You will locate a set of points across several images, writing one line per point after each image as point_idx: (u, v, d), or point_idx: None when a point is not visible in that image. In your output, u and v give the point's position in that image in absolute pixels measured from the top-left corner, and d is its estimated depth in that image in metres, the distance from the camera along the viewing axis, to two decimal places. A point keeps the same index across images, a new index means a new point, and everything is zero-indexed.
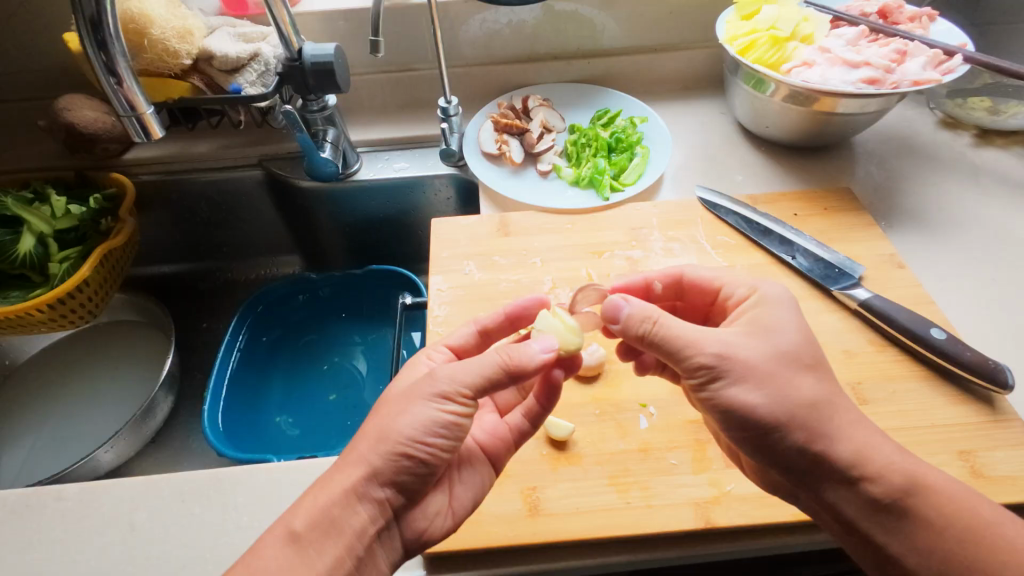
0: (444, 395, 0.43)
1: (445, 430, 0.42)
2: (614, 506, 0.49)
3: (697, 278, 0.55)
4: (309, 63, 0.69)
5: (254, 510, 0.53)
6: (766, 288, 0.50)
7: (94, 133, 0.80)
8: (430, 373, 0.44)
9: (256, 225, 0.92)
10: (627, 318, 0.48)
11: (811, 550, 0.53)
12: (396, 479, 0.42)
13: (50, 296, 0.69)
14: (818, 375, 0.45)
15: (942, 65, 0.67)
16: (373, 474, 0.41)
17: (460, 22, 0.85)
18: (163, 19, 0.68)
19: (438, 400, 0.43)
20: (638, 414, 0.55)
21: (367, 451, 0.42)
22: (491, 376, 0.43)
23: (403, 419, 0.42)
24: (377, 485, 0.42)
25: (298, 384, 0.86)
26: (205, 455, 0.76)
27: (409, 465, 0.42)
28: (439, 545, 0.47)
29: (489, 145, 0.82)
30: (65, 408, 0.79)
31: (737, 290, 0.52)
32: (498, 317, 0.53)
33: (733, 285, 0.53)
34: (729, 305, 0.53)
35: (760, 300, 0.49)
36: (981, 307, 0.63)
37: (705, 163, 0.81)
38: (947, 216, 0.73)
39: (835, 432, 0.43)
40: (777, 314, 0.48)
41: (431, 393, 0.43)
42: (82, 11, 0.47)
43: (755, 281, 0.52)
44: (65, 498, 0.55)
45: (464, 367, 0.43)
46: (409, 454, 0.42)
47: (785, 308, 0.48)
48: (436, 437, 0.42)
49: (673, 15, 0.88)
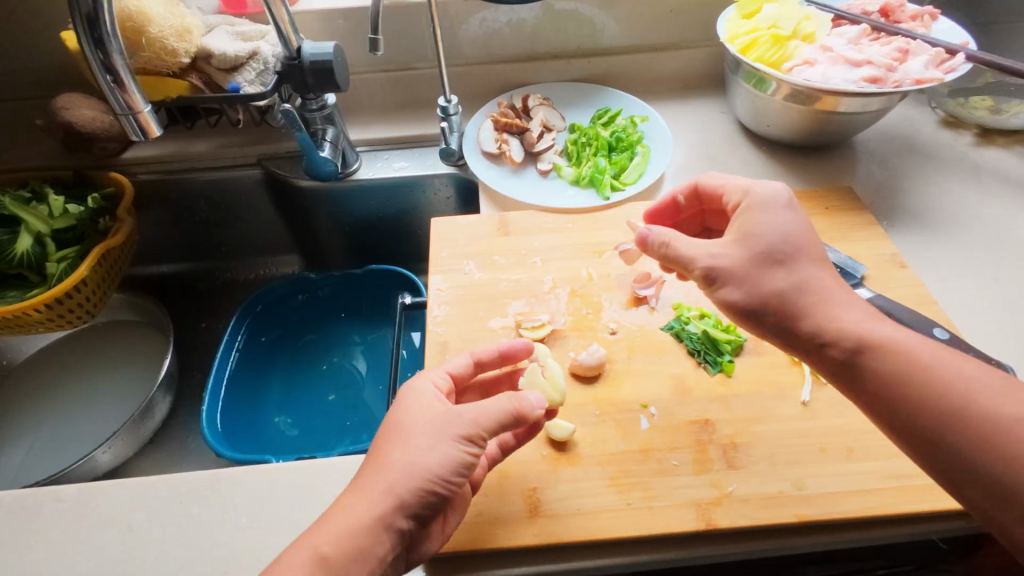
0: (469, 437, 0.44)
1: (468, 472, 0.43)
2: (615, 507, 0.49)
3: (706, 188, 0.59)
4: (308, 62, 0.69)
5: (253, 511, 0.53)
6: (760, 189, 0.53)
7: (92, 133, 0.80)
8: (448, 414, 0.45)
9: (255, 225, 0.92)
10: (645, 246, 0.54)
11: (813, 551, 0.53)
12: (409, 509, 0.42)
13: (48, 296, 0.69)
14: (807, 265, 0.49)
15: (944, 64, 0.67)
16: (387, 495, 0.41)
17: (460, 20, 0.85)
18: (161, 17, 0.68)
19: (463, 442, 0.44)
20: (639, 415, 0.54)
21: (390, 484, 0.41)
22: (503, 420, 0.45)
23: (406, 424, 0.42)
24: (397, 511, 0.41)
25: (297, 384, 0.85)
26: (204, 456, 0.76)
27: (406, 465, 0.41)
28: (439, 547, 0.47)
29: (488, 144, 0.82)
30: (63, 408, 0.78)
31: (733, 197, 0.56)
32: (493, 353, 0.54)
33: (732, 190, 0.56)
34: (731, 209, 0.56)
35: (751, 203, 0.53)
36: (984, 308, 0.63)
37: (705, 162, 0.81)
38: (949, 215, 0.72)
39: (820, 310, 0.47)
40: (770, 214, 0.51)
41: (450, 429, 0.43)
42: (79, 8, 0.47)
43: (749, 183, 0.55)
44: (63, 499, 0.54)
45: (482, 410, 0.45)
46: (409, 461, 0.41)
47: (778, 207, 0.52)
48: (453, 472, 0.43)
49: (673, 15, 0.88)
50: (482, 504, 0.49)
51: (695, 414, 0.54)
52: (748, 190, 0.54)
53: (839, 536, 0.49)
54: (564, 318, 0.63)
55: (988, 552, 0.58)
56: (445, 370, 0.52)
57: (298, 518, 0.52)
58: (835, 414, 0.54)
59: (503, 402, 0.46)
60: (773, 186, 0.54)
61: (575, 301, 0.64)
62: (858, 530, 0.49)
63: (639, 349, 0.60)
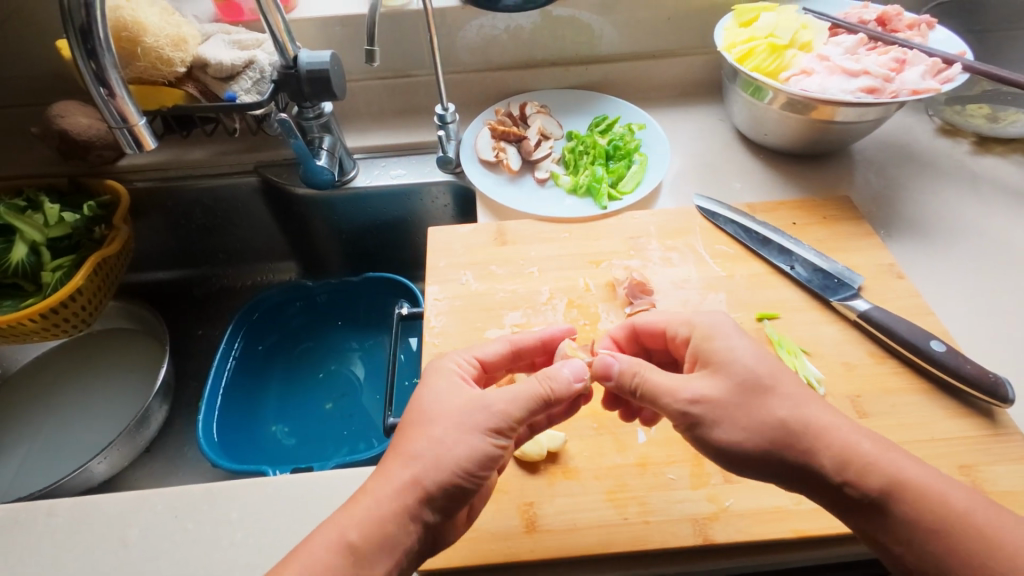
0: (496, 429, 0.45)
1: (494, 456, 0.44)
2: (612, 522, 0.49)
3: (646, 328, 0.55)
4: (305, 71, 0.68)
5: (249, 525, 0.52)
6: (703, 318, 0.51)
7: (88, 141, 0.79)
8: (479, 402, 0.46)
9: (251, 231, 0.92)
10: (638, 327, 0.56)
11: (813, 565, 0.53)
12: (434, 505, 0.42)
13: (43, 305, 0.69)
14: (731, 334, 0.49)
15: (941, 74, 0.67)
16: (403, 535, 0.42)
17: (458, 27, 0.85)
18: (157, 27, 0.68)
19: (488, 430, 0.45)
20: (636, 427, 0.54)
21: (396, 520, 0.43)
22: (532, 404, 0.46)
23: (458, 438, 0.44)
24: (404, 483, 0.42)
25: (294, 393, 0.85)
26: (200, 466, 0.76)
27: (425, 493, 0.42)
28: (435, 562, 0.47)
29: (486, 152, 0.81)
30: (57, 418, 0.78)
31: (679, 331, 0.52)
32: (523, 342, 0.55)
33: (674, 324, 0.53)
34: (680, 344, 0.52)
35: (702, 332, 0.50)
36: (982, 318, 0.63)
37: (703, 171, 0.81)
38: (947, 224, 0.72)
39: None
40: (730, 341, 0.48)
41: (491, 410, 0.45)
42: (72, 20, 0.46)
43: (688, 316, 0.52)
44: (55, 515, 0.54)
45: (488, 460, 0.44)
46: (459, 478, 0.43)
47: (731, 331, 0.49)
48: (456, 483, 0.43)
49: (671, 21, 0.88)
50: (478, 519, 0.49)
51: None
52: (692, 321, 0.52)
53: (836, 550, 0.49)
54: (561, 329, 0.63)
55: None
56: (470, 354, 0.52)
57: (294, 532, 0.52)
58: None
59: (533, 385, 0.47)
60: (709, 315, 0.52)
61: (572, 312, 0.64)
62: (856, 544, 0.49)
63: None
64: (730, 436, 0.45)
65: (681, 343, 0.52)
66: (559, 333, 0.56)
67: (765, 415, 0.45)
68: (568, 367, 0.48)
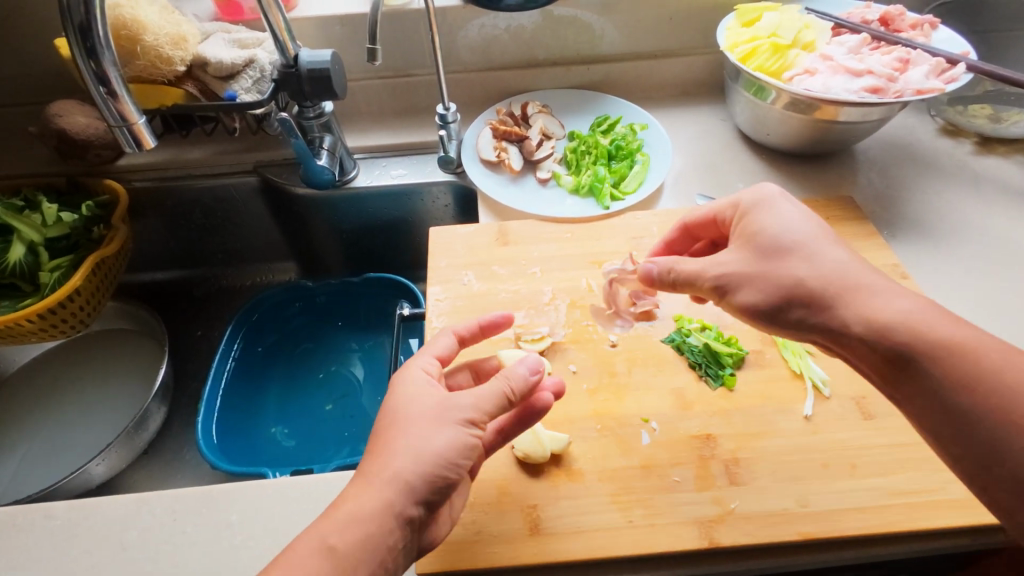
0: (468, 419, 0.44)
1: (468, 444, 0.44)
2: (616, 525, 0.48)
3: (694, 219, 0.59)
4: (305, 70, 0.68)
5: (248, 527, 0.52)
6: (748, 195, 0.54)
7: (86, 140, 0.78)
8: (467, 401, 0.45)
9: (250, 231, 0.91)
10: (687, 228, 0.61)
11: (820, 568, 0.52)
12: (429, 498, 0.42)
13: (41, 305, 0.68)
14: (749, 284, 0.49)
15: (945, 74, 0.67)
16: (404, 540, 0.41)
17: (459, 26, 0.84)
18: (157, 26, 0.67)
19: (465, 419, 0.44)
20: (640, 429, 0.54)
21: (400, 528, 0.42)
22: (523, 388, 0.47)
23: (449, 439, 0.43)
24: (408, 485, 0.42)
25: (295, 393, 0.84)
26: (199, 469, 0.75)
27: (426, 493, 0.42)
28: (437, 566, 0.46)
29: (487, 152, 0.80)
30: (55, 421, 0.77)
31: (725, 213, 0.56)
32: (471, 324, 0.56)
33: (720, 207, 0.56)
34: (726, 224, 0.56)
35: (745, 206, 0.54)
36: (985, 318, 0.63)
37: (705, 171, 0.81)
38: (949, 224, 0.72)
39: (768, 292, 0.49)
40: (772, 211, 0.52)
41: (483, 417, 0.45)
42: (71, 18, 0.46)
43: (734, 194, 0.56)
44: (54, 517, 0.53)
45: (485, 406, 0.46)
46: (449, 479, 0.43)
47: (777, 201, 0.52)
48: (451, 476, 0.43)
49: (674, 20, 0.87)
50: (481, 522, 0.49)
51: (696, 428, 0.54)
52: (738, 201, 0.55)
53: (844, 553, 0.48)
54: (563, 330, 0.62)
55: (986, 565, 0.57)
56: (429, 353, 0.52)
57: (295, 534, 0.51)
58: (838, 429, 0.53)
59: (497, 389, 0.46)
60: (756, 188, 0.54)
61: (574, 312, 0.64)
62: (863, 547, 0.48)
63: (639, 362, 0.59)
64: (754, 304, 0.49)
65: (728, 222, 0.56)
66: (498, 318, 0.57)
67: (786, 273, 0.48)
68: (523, 363, 0.48)
